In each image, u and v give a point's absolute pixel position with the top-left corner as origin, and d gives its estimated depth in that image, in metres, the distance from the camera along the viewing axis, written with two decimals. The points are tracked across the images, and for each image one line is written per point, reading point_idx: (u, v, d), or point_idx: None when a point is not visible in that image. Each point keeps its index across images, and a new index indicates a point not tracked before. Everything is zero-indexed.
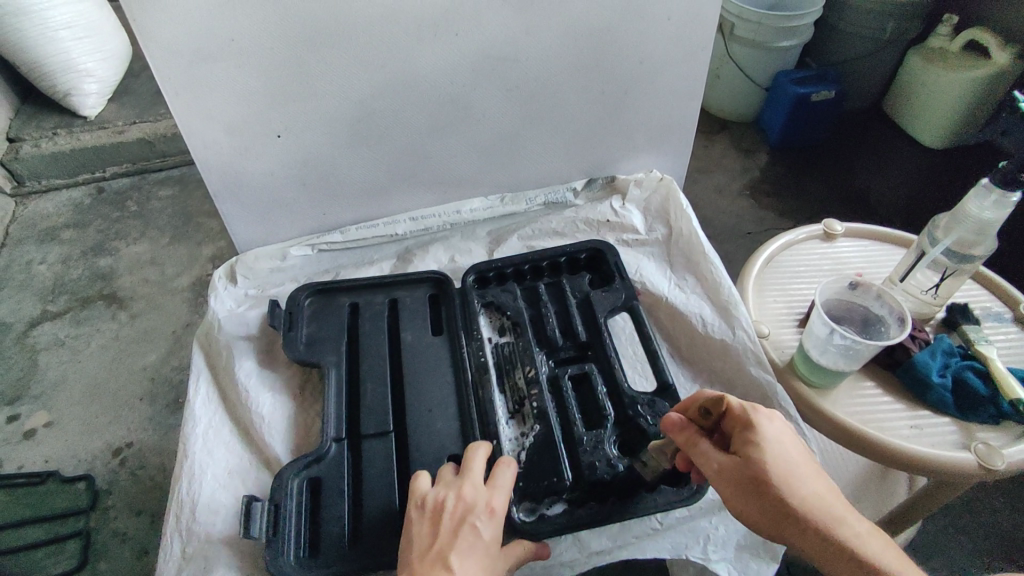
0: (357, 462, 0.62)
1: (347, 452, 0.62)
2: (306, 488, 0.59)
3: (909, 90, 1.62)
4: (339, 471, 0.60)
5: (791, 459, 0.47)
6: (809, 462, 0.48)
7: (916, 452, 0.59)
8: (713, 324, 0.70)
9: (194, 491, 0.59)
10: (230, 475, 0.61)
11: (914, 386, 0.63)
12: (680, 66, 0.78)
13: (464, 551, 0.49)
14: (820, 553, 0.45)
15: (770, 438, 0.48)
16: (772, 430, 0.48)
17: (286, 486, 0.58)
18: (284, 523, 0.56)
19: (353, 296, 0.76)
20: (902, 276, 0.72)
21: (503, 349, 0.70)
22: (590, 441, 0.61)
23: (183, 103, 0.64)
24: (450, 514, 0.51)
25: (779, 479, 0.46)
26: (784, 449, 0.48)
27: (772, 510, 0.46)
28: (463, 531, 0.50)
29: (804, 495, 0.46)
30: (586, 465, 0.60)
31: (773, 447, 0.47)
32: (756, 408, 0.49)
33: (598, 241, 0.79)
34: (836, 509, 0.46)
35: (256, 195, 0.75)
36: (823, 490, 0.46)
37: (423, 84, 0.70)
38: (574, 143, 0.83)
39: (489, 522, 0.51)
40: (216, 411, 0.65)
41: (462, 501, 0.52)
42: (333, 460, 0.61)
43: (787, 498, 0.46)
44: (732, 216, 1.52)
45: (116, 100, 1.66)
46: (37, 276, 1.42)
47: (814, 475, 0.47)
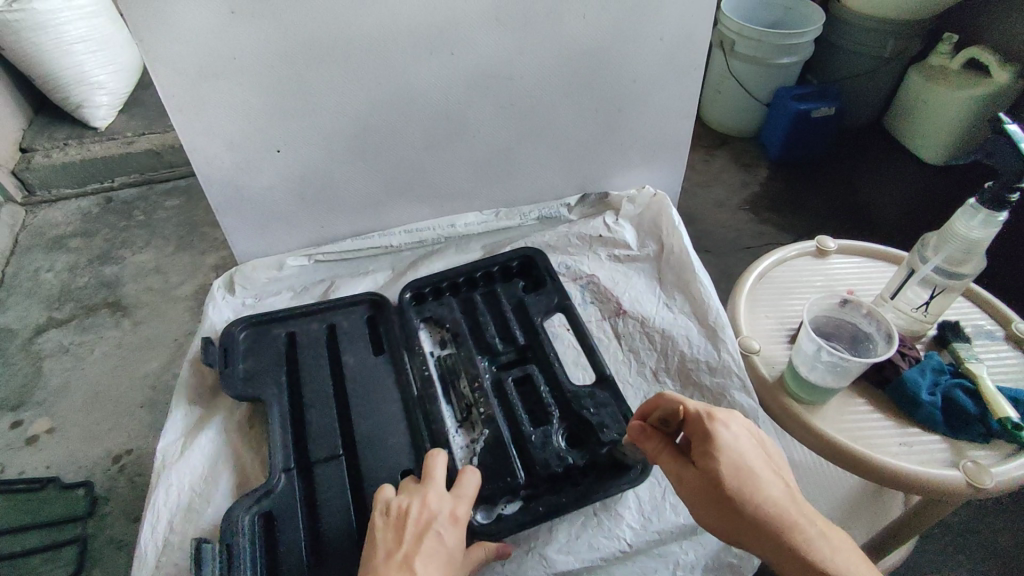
0: (309, 493, 0.60)
1: (297, 482, 0.60)
2: (259, 523, 0.57)
3: (908, 108, 1.63)
4: (293, 502, 0.59)
5: (746, 463, 0.48)
6: (766, 465, 0.49)
7: (904, 469, 0.59)
8: (699, 345, 0.70)
9: (154, 538, 0.57)
10: (187, 515, 0.59)
11: (903, 405, 0.63)
12: (674, 85, 0.79)
13: (429, 555, 0.49)
14: (781, 557, 0.46)
15: (726, 445, 0.49)
16: (727, 437, 0.50)
17: (236, 523, 0.56)
18: (237, 562, 0.53)
19: (287, 324, 0.75)
20: (892, 293, 0.71)
21: (446, 361, 0.71)
22: (539, 438, 0.63)
23: (186, 117, 0.65)
24: (415, 519, 0.52)
25: (735, 485, 0.48)
26: (740, 455, 0.49)
27: (732, 519, 0.48)
28: (429, 535, 0.51)
29: (761, 500, 0.47)
30: (538, 460, 0.61)
31: (728, 453, 0.49)
32: (712, 416, 0.51)
33: (529, 247, 0.82)
34: (792, 513, 0.47)
35: (255, 207, 0.76)
36: (780, 493, 0.47)
37: (422, 100, 0.72)
38: (567, 160, 0.84)
39: (453, 529, 0.52)
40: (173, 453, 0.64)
41: (427, 507, 0.53)
42: (284, 492, 0.59)
43: (745, 505, 0.47)
44: (732, 231, 1.53)
45: (126, 111, 1.69)
46: (43, 283, 1.44)
47: (771, 478, 0.48)
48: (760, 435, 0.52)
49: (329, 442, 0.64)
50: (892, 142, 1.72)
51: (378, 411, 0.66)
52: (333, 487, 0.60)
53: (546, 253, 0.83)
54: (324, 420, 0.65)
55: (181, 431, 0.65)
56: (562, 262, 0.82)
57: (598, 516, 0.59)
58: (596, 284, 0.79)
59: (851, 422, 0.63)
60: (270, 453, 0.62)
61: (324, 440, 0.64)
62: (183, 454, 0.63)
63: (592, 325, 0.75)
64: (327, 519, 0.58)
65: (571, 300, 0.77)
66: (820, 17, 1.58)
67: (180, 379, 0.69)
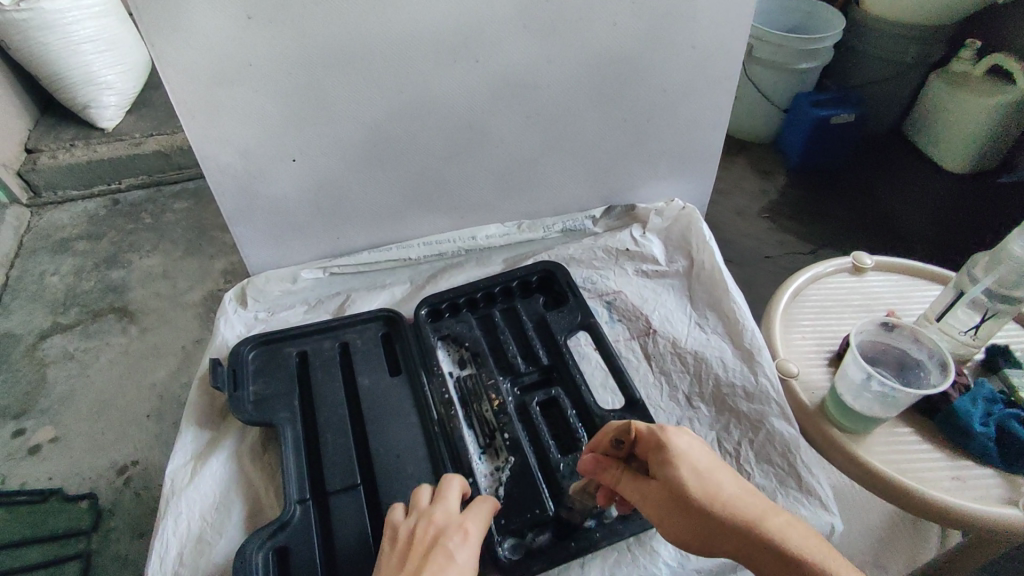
0: (325, 525, 0.57)
1: (313, 513, 0.57)
2: (272, 559, 0.54)
3: (928, 113, 1.59)
4: (308, 536, 0.55)
5: (704, 466, 0.47)
6: (722, 466, 0.47)
7: (956, 506, 0.56)
8: (734, 368, 0.67)
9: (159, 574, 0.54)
10: (194, 549, 0.56)
11: (955, 436, 0.60)
12: (706, 95, 0.76)
13: None
14: (756, 558, 0.43)
15: (681, 450, 0.47)
16: (682, 443, 0.48)
17: (248, 562, 0.52)
18: None
19: (300, 343, 0.72)
20: (938, 315, 0.68)
21: (466, 382, 0.67)
22: (568, 466, 0.59)
23: (200, 125, 0.62)
24: (420, 539, 0.49)
25: (698, 488, 0.45)
26: (696, 459, 0.47)
27: (699, 525, 0.45)
28: (433, 554, 0.47)
29: (725, 499, 0.45)
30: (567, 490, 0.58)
31: (684, 458, 0.47)
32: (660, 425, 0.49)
33: (549, 260, 0.79)
34: (757, 508, 0.45)
35: (270, 217, 0.73)
36: (741, 492, 0.46)
37: (443, 108, 0.69)
38: (592, 171, 0.81)
39: (462, 545, 0.48)
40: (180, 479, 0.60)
41: (433, 526, 0.50)
42: (299, 525, 0.56)
43: (710, 506, 0.44)
44: (751, 239, 1.49)
45: (134, 112, 1.67)
46: (49, 287, 1.42)
47: (729, 477, 0.47)
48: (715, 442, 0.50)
49: (347, 469, 0.60)
50: (913, 150, 1.68)
51: (396, 435, 0.63)
52: (354, 518, 0.57)
53: (568, 266, 0.79)
54: (340, 444, 0.62)
55: (190, 455, 0.62)
56: (586, 277, 0.79)
57: (632, 551, 0.55)
58: (623, 301, 0.76)
59: (899, 453, 0.60)
60: (283, 482, 0.59)
61: (345, 465, 0.60)
62: (190, 484, 0.60)
63: (620, 345, 0.72)
64: (346, 556, 0.54)
65: (594, 316, 0.73)
66: (840, 21, 1.54)
67: (189, 402, 0.66)
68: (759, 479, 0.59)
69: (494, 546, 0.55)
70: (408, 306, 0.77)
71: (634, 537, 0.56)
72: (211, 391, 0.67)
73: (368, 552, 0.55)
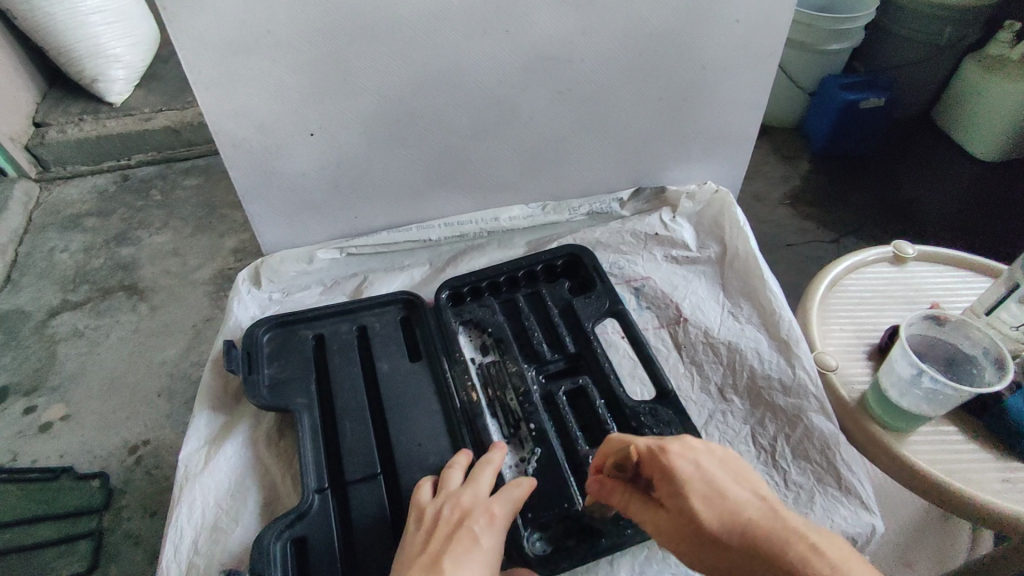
0: (344, 515, 0.55)
1: (332, 503, 0.55)
2: (291, 551, 0.52)
3: (962, 98, 1.53)
4: (327, 528, 0.53)
5: (714, 488, 0.41)
6: (739, 485, 0.41)
7: (1008, 509, 0.53)
8: (771, 360, 0.64)
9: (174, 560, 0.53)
10: (208, 537, 0.54)
11: (1006, 436, 0.57)
12: (746, 72, 0.72)
13: (459, 555, 0.45)
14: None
15: (684, 475, 0.43)
16: (686, 466, 0.43)
17: (268, 553, 0.51)
18: None
19: (317, 326, 0.69)
20: (987, 309, 0.65)
21: (490, 369, 0.65)
22: None
23: (215, 96, 0.59)
24: (446, 521, 0.48)
25: (708, 515, 0.40)
26: (704, 482, 0.42)
27: (719, 557, 0.39)
28: (458, 536, 0.46)
29: (740, 524, 0.39)
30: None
31: (689, 483, 0.42)
32: (663, 450, 0.45)
33: (575, 244, 0.76)
34: (778, 529, 0.37)
35: (286, 194, 0.70)
36: (760, 513, 0.39)
37: (468, 82, 0.65)
38: (622, 151, 0.77)
39: (487, 528, 0.47)
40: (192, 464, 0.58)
41: (460, 508, 0.49)
42: (317, 515, 0.54)
43: (723, 535, 0.39)
44: (774, 226, 1.45)
45: (143, 86, 1.63)
46: (59, 264, 1.40)
47: (746, 496, 0.40)
48: (735, 458, 0.44)
49: (366, 457, 0.58)
50: (943, 136, 1.62)
51: (416, 422, 0.61)
52: (374, 509, 0.55)
53: (595, 250, 0.76)
54: (359, 432, 0.60)
55: (205, 440, 0.60)
56: (612, 262, 0.76)
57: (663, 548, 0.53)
58: (652, 287, 0.73)
59: (946, 453, 0.57)
60: (301, 470, 0.57)
61: (365, 454, 0.58)
62: (205, 468, 0.58)
63: (649, 334, 0.69)
64: (366, 549, 0.52)
65: (622, 303, 0.70)
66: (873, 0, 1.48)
67: (203, 383, 0.64)
68: (796, 476, 0.57)
69: (521, 541, 0.52)
70: (428, 290, 0.74)
71: None
72: (225, 373, 0.65)
73: (390, 545, 0.53)
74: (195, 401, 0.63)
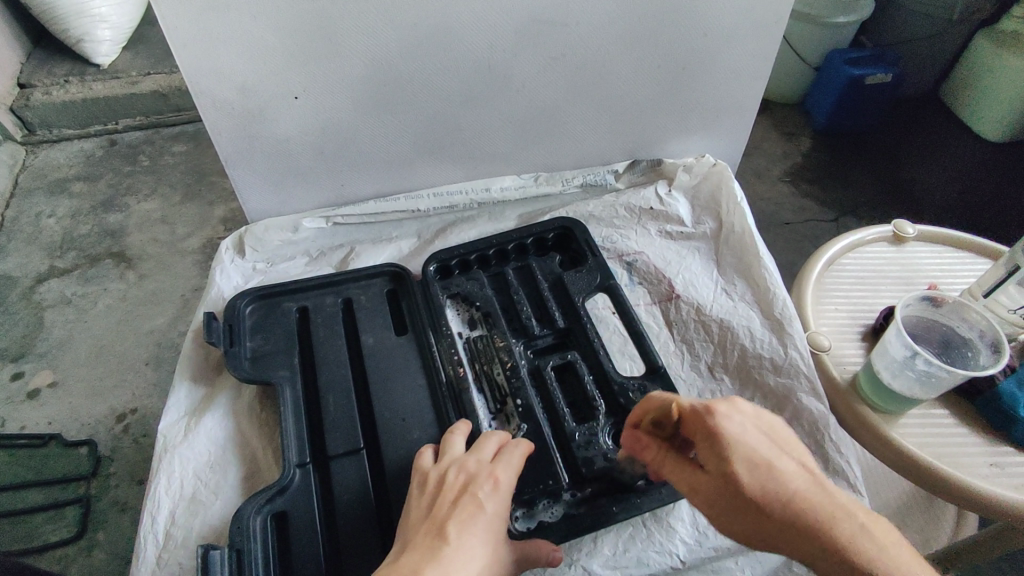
0: (326, 490, 0.54)
1: (313, 478, 0.54)
2: (271, 525, 0.51)
3: (972, 73, 1.48)
4: (308, 502, 0.53)
5: (761, 455, 0.39)
6: (786, 457, 0.40)
7: (996, 493, 0.52)
8: (763, 339, 0.63)
9: (154, 532, 0.52)
10: (189, 510, 0.53)
11: (996, 420, 0.57)
12: (750, 41, 0.69)
13: (465, 521, 0.42)
14: (823, 568, 0.36)
15: (732, 442, 0.40)
16: (733, 427, 0.41)
17: (246, 528, 0.50)
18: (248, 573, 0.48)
19: (301, 297, 0.68)
20: (986, 291, 0.63)
21: (477, 343, 0.63)
22: (583, 436, 0.56)
23: (193, 55, 0.57)
24: (450, 485, 0.46)
25: (754, 485, 0.38)
26: (753, 452, 0.40)
27: (756, 523, 0.38)
28: (463, 501, 0.44)
29: (787, 496, 0.38)
30: (582, 462, 0.54)
31: (736, 446, 0.40)
32: (710, 409, 0.42)
33: (567, 217, 0.74)
34: (827, 505, 0.37)
35: (271, 160, 0.68)
36: (807, 484, 0.38)
37: (459, 46, 0.62)
38: (619, 121, 0.75)
39: (492, 493, 0.45)
40: (172, 437, 0.57)
41: (464, 473, 0.47)
42: (299, 490, 0.53)
43: (768, 506, 0.38)
44: (773, 204, 1.43)
45: (130, 48, 1.58)
46: (45, 229, 1.37)
47: (794, 469, 0.39)
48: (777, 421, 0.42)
49: (350, 432, 0.57)
50: (948, 115, 1.58)
51: (401, 396, 0.60)
52: (356, 484, 0.54)
53: (588, 224, 0.75)
54: (342, 406, 0.59)
55: (184, 412, 0.59)
56: (605, 236, 0.74)
57: (648, 527, 0.53)
58: (645, 262, 0.72)
59: (936, 435, 0.57)
60: (282, 444, 0.56)
61: (348, 429, 0.57)
62: (186, 440, 0.57)
63: (641, 310, 0.68)
64: (347, 523, 0.52)
65: (614, 278, 0.69)
66: None
67: (183, 354, 0.63)
68: None
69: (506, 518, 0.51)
70: (416, 263, 0.73)
71: (649, 513, 0.53)
72: (205, 345, 0.63)
73: (371, 520, 0.52)
74: (174, 373, 0.62)
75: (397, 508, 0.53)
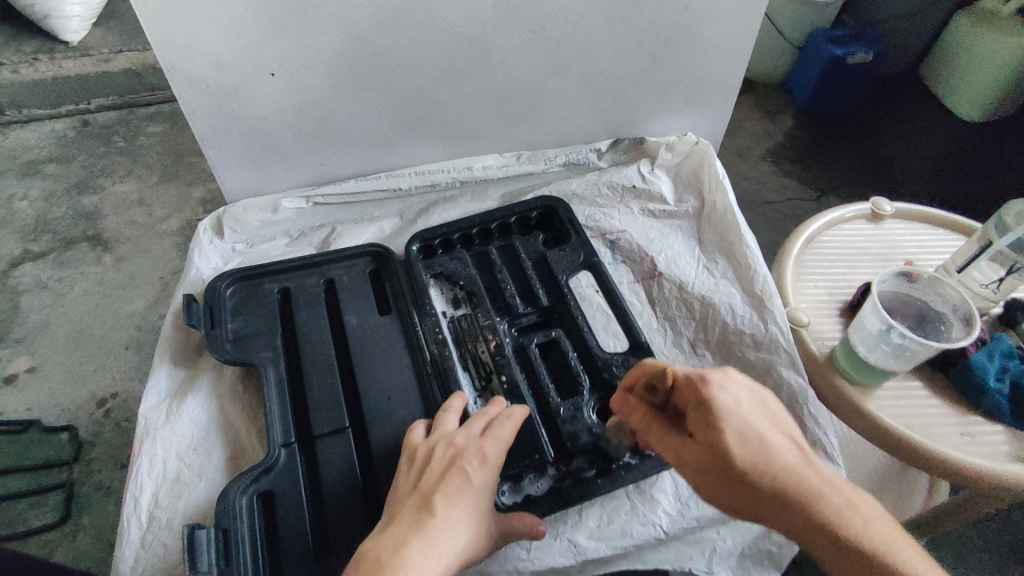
0: (312, 468, 0.54)
1: (299, 457, 0.54)
2: (257, 504, 0.51)
3: (951, 55, 1.50)
4: (295, 481, 0.53)
5: (751, 428, 0.42)
6: (776, 430, 0.42)
7: (968, 463, 0.54)
8: (744, 315, 0.64)
9: (141, 512, 0.52)
10: (175, 490, 0.53)
11: (968, 392, 0.58)
12: (735, 16, 0.69)
13: (451, 494, 0.43)
14: (810, 539, 0.39)
15: (726, 413, 0.42)
16: (725, 400, 0.43)
17: (233, 507, 0.50)
18: (236, 552, 0.48)
19: (282, 279, 0.67)
20: (959, 266, 0.65)
21: (461, 322, 0.63)
22: (568, 411, 0.56)
23: (162, 28, 0.55)
24: (439, 459, 0.46)
25: (745, 455, 0.41)
26: (747, 426, 0.42)
27: (745, 495, 0.41)
28: (450, 474, 0.44)
29: (775, 468, 0.40)
30: (567, 436, 0.55)
31: (727, 418, 0.42)
32: (704, 378, 0.44)
33: (550, 195, 0.74)
34: (815, 479, 0.40)
35: (247, 139, 0.67)
36: (795, 459, 0.41)
37: (437, 22, 0.61)
38: (602, 98, 0.74)
39: (480, 468, 0.45)
40: (156, 417, 0.57)
41: (452, 448, 0.47)
42: (284, 469, 0.53)
43: (759, 478, 0.40)
44: (755, 183, 1.43)
45: (101, 25, 1.53)
46: (17, 212, 1.34)
47: (782, 442, 0.42)
48: (773, 399, 0.45)
49: (335, 412, 0.57)
50: (928, 93, 1.59)
51: (382, 376, 0.60)
52: (342, 462, 0.54)
53: (571, 202, 0.75)
54: (327, 385, 0.59)
55: (166, 394, 0.59)
56: (588, 215, 0.74)
57: (631, 500, 0.54)
58: (628, 240, 0.72)
59: (910, 407, 0.58)
60: (267, 425, 0.56)
61: (333, 408, 0.57)
62: (170, 419, 0.57)
63: (624, 288, 0.69)
64: (333, 501, 0.52)
65: (597, 256, 0.69)
66: None
67: (163, 338, 0.62)
68: None
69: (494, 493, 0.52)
70: (399, 244, 0.72)
71: (634, 486, 0.54)
72: (185, 327, 0.62)
73: (358, 499, 0.52)
74: (154, 356, 0.61)
75: (384, 485, 0.53)
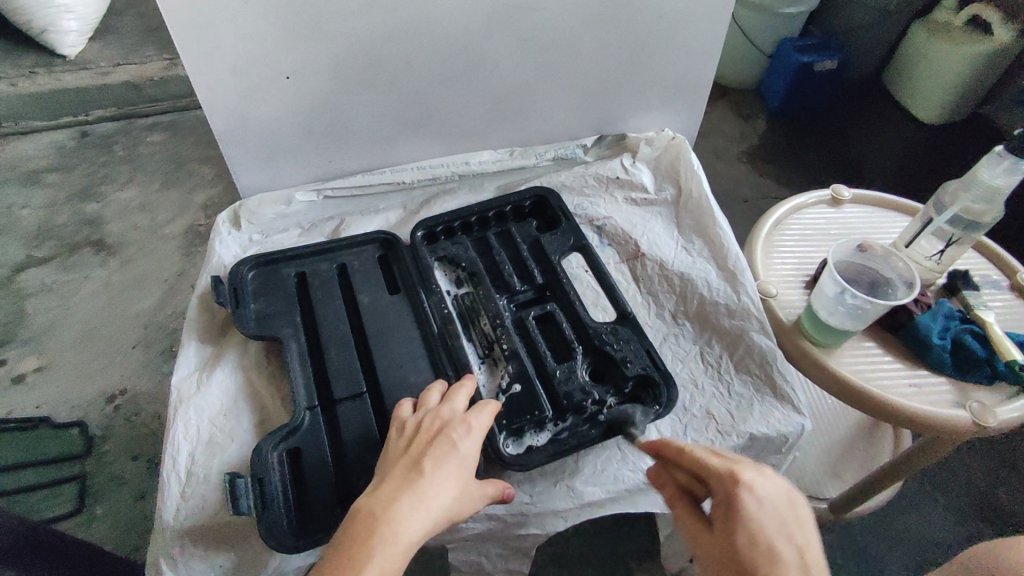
0: (333, 428, 0.60)
1: (321, 419, 0.60)
2: (287, 459, 0.57)
3: (907, 65, 1.60)
4: (319, 439, 0.58)
5: (767, 537, 0.39)
6: (793, 546, 0.39)
7: (916, 410, 0.61)
8: (719, 287, 0.71)
9: (179, 470, 0.57)
10: (209, 449, 0.59)
11: (917, 348, 0.65)
12: (703, 23, 0.76)
13: (439, 457, 0.49)
14: None
15: (744, 518, 0.40)
16: (749, 506, 0.40)
17: (266, 461, 0.55)
18: (270, 499, 0.54)
19: (297, 264, 0.73)
20: (907, 242, 0.73)
21: (464, 299, 0.70)
22: (564, 372, 0.63)
23: (188, 35, 0.61)
24: (427, 429, 0.52)
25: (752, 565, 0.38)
26: (764, 533, 0.39)
27: None
28: (437, 441, 0.50)
29: None
30: (563, 395, 0.61)
31: (745, 522, 0.40)
32: (734, 476, 0.41)
33: (541, 186, 0.80)
34: None
35: (261, 137, 0.73)
36: None
37: (436, 31, 0.68)
38: (586, 98, 0.82)
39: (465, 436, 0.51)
40: (188, 387, 0.62)
41: (439, 420, 0.53)
42: (309, 429, 0.59)
43: None
44: (731, 182, 1.52)
45: (99, 38, 1.58)
46: (21, 220, 1.37)
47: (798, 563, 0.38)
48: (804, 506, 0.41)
49: (351, 379, 0.63)
50: (890, 97, 1.70)
51: (394, 347, 0.66)
52: (360, 423, 0.60)
53: (560, 192, 0.82)
54: (344, 356, 0.64)
55: (195, 367, 0.64)
56: (577, 204, 0.81)
57: (622, 450, 0.60)
58: (613, 225, 0.79)
59: (866, 365, 0.65)
60: (291, 391, 0.61)
61: (350, 376, 0.63)
62: (201, 388, 0.62)
63: (612, 268, 0.76)
64: (354, 456, 0.58)
65: (586, 239, 0.76)
66: None
67: (190, 317, 0.68)
68: (739, 387, 0.64)
69: (500, 443, 0.58)
70: (403, 232, 0.78)
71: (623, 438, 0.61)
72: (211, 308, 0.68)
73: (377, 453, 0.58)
74: (183, 334, 0.66)
75: None
